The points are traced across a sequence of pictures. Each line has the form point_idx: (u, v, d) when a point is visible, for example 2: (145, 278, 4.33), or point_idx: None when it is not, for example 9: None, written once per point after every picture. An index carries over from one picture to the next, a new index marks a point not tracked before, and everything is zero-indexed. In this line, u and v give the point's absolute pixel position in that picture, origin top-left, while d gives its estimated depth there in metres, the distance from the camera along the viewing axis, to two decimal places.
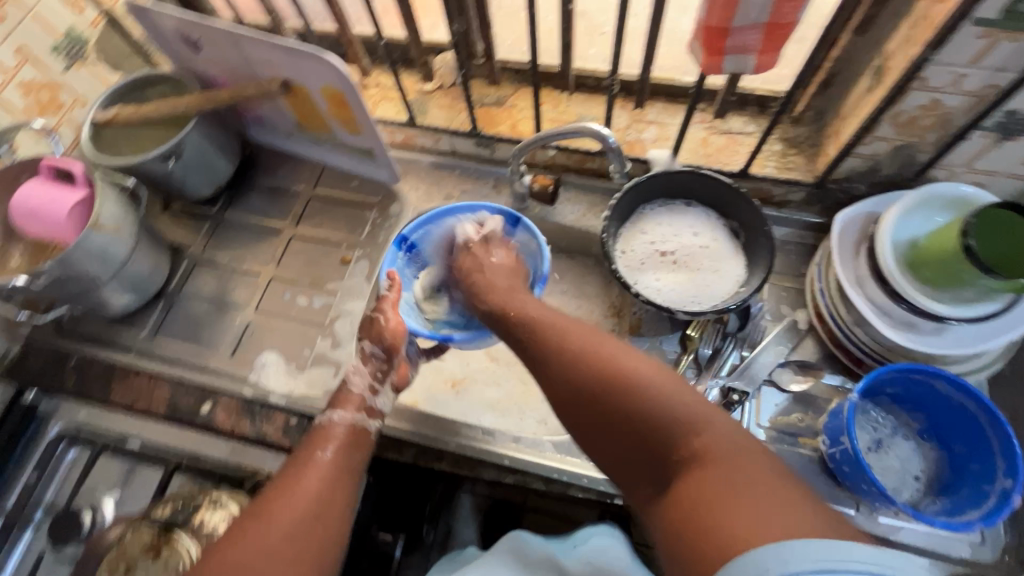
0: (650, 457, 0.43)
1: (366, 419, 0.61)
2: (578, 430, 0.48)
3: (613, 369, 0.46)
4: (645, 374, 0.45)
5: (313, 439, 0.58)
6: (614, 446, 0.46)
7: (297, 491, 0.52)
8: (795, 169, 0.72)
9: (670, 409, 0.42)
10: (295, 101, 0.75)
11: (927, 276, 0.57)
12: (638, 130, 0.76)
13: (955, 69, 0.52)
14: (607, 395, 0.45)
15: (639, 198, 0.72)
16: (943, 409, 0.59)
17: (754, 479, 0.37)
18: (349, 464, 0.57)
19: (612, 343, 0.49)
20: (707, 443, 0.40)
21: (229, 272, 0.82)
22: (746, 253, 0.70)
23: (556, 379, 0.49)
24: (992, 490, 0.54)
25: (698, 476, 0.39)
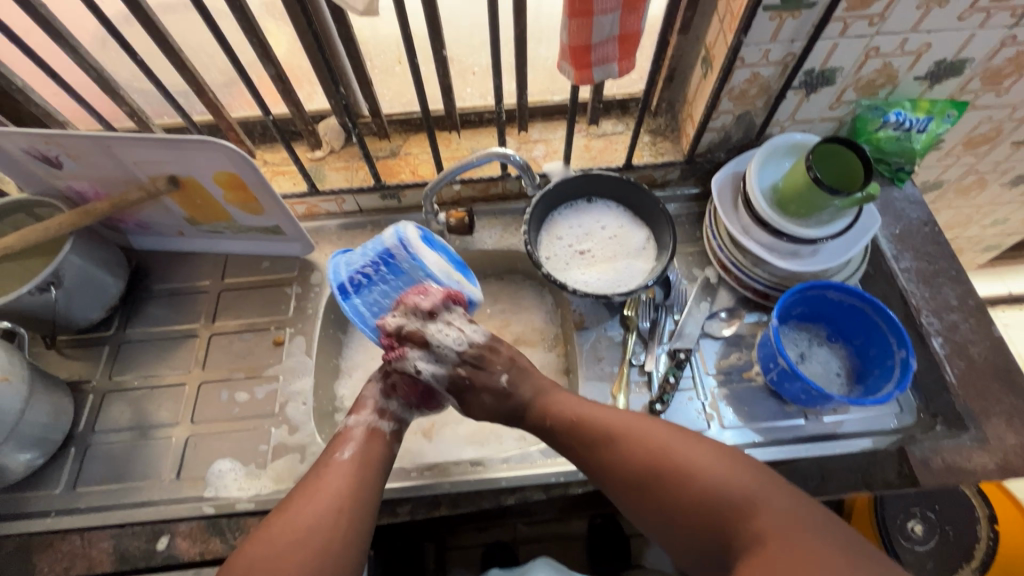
0: (708, 533, 0.48)
1: (381, 421, 0.60)
2: (639, 513, 0.52)
3: (655, 451, 0.52)
4: (693, 457, 0.51)
5: (334, 444, 0.57)
6: (674, 523, 0.50)
7: (315, 492, 0.51)
8: (667, 153, 0.83)
9: (722, 490, 0.48)
10: (184, 195, 0.73)
11: (794, 210, 0.69)
12: (528, 150, 0.83)
13: (762, 46, 0.65)
14: (659, 474, 0.51)
15: (547, 207, 0.79)
16: (840, 312, 0.71)
17: (819, 555, 0.42)
18: (373, 463, 0.55)
19: (661, 428, 0.54)
20: (765, 526, 0.45)
21: (146, 392, 0.75)
22: (649, 230, 0.79)
23: (611, 463, 0.54)
24: (894, 362, 0.66)
25: (759, 557, 0.44)
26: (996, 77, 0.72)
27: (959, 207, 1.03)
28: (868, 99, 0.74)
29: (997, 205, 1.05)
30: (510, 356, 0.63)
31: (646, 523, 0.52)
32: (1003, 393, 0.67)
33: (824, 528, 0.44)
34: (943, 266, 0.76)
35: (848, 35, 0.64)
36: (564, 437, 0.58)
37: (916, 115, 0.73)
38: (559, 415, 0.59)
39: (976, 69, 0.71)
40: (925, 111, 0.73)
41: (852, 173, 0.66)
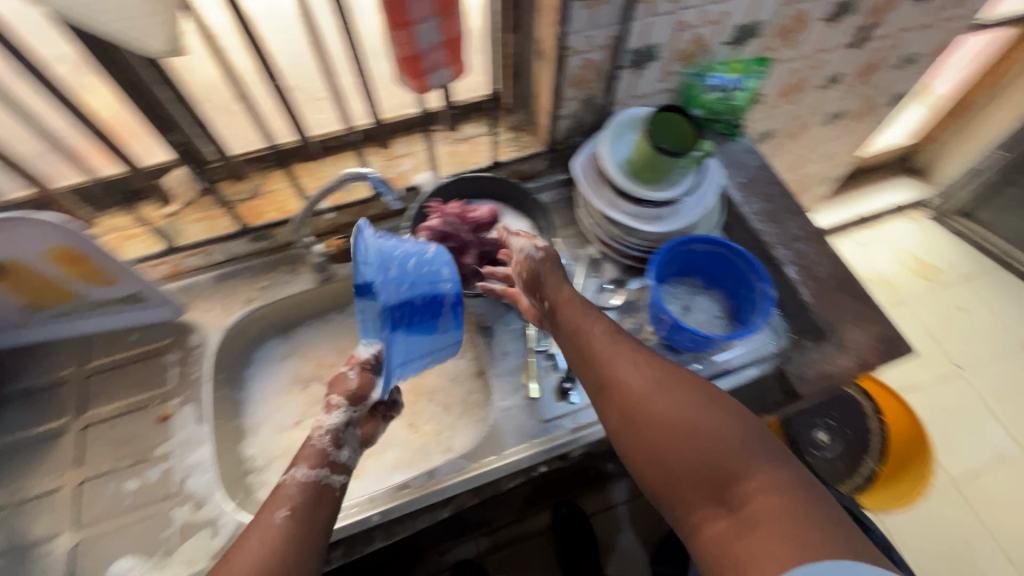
0: (703, 474, 0.49)
1: (332, 474, 0.55)
2: (633, 452, 0.53)
3: (679, 405, 0.52)
4: (710, 413, 0.51)
5: (268, 505, 0.50)
6: (668, 456, 0.50)
7: (241, 562, 0.45)
8: (529, 146, 0.87)
9: (729, 443, 0.49)
10: (14, 281, 0.65)
11: (648, 177, 0.75)
12: (396, 166, 0.83)
13: (585, 34, 0.69)
14: (675, 421, 0.51)
15: (425, 218, 0.79)
16: (707, 261, 0.78)
17: (800, 515, 0.44)
18: (313, 527, 0.49)
19: (688, 388, 0.53)
20: (757, 481, 0.47)
21: (13, 510, 0.65)
22: (528, 221, 0.82)
23: (633, 395, 0.54)
24: (758, 295, 0.73)
25: (751, 506, 0.46)
26: (787, 33, 0.83)
27: (793, 149, 1.16)
28: (690, 67, 0.82)
29: (823, 141, 1.19)
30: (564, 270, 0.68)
31: (634, 459, 0.53)
32: (851, 301, 0.76)
33: (815, 493, 0.46)
34: (784, 202, 0.85)
35: (656, 14, 0.70)
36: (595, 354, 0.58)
37: (732, 76, 0.81)
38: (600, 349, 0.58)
39: (770, 29, 0.81)
40: (738, 71, 0.82)
41: (686, 133, 0.72)
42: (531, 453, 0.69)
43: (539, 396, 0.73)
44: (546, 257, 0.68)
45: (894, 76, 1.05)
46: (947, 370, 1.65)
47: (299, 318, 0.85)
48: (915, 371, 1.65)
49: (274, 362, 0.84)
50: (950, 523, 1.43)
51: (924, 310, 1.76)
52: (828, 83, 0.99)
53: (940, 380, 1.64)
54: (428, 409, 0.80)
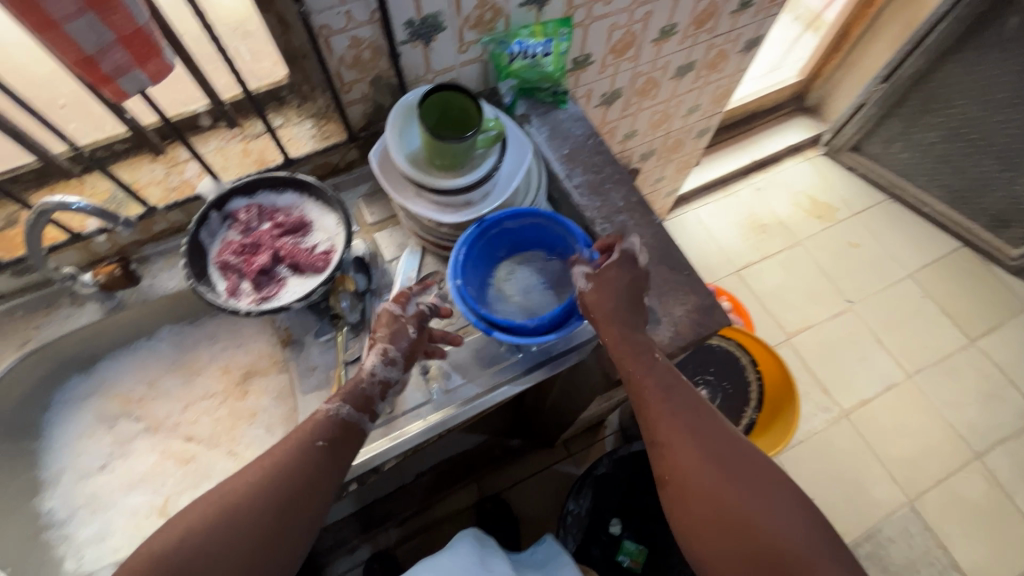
0: (743, 553, 0.52)
1: (366, 420, 0.60)
2: (678, 506, 0.57)
3: (730, 488, 0.54)
4: (762, 503, 0.53)
5: (310, 424, 0.58)
6: (712, 531, 0.54)
7: (265, 469, 0.55)
8: (333, 136, 0.80)
9: (778, 532, 0.52)
10: None
11: (441, 163, 0.68)
12: (178, 173, 0.75)
13: (337, 10, 0.62)
14: (726, 505, 0.54)
15: (213, 230, 0.73)
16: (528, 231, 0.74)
17: None
18: (344, 460, 0.57)
19: (747, 478, 0.55)
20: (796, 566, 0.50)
21: None
22: (333, 210, 0.76)
23: (684, 469, 0.57)
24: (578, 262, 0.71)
25: None
26: None
27: (649, 106, 1.12)
28: (489, 34, 0.75)
29: (680, 95, 1.15)
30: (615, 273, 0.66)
31: (679, 516, 0.57)
32: (668, 272, 0.74)
33: None
34: (609, 171, 0.81)
35: None
36: (667, 377, 0.62)
37: (535, 40, 0.76)
38: (659, 387, 0.61)
39: None
40: (542, 35, 0.76)
41: (465, 110, 0.67)
42: None
43: None
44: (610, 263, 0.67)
45: (734, 22, 1.00)
46: (840, 306, 1.71)
47: (98, 352, 0.77)
48: (811, 310, 1.70)
49: (76, 403, 0.76)
50: (842, 454, 1.50)
51: (820, 250, 1.80)
52: (662, 36, 0.94)
53: (834, 317, 1.69)
54: (247, 436, 0.75)
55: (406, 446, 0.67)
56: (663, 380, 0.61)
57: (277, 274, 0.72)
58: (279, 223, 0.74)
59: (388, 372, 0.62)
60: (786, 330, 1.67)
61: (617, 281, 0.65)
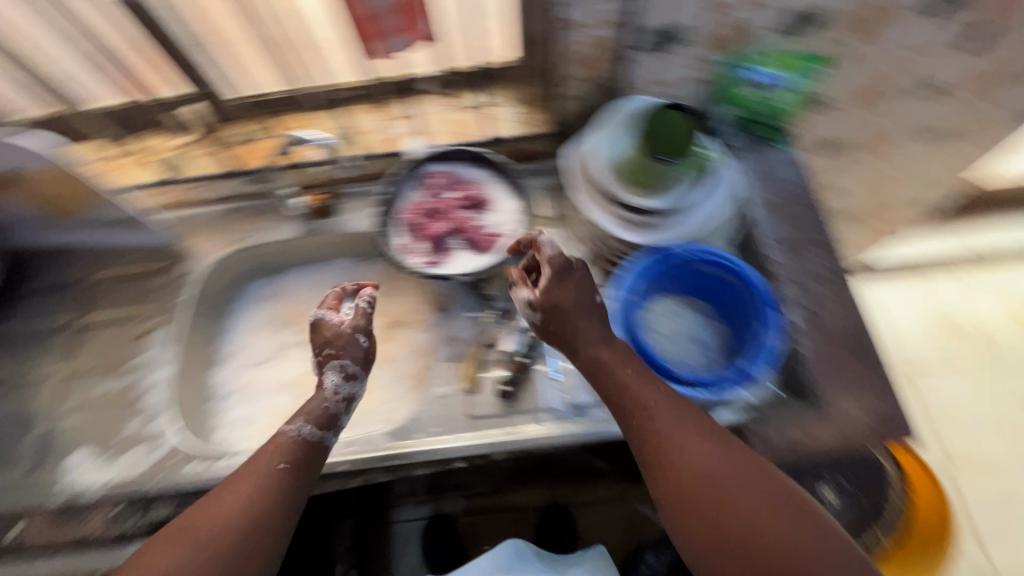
0: None
1: (325, 435, 0.60)
2: (695, 544, 0.48)
3: (765, 522, 0.46)
4: (790, 534, 0.46)
5: (262, 451, 0.56)
6: (743, 570, 0.46)
7: (229, 496, 0.52)
8: (535, 124, 0.81)
9: (817, 565, 0.44)
10: (30, 192, 0.71)
11: (637, 179, 0.66)
12: (391, 126, 0.81)
13: (591, 6, 0.61)
14: (755, 538, 0.46)
15: (409, 186, 0.78)
16: (712, 284, 0.70)
17: None
18: (304, 479, 0.56)
19: (777, 504, 0.47)
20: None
21: (19, 386, 0.77)
22: (517, 195, 0.77)
23: (699, 498, 0.48)
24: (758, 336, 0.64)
25: None
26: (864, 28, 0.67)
27: (880, 170, 0.95)
28: (730, 56, 0.70)
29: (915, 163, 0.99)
30: (556, 299, 0.60)
31: (697, 554, 0.48)
32: (854, 363, 0.66)
33: None
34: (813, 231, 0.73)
35: None
36: (631, 386, 0.56)
37: (777, 71, 0.70)
38: (632, 394, 0.56)
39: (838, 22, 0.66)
40: (787, 67, 0.70)
41: (670, 117, 0.63)
42: (449, 446, 0.66)
43: (476, 389, 0.73)
44: (557, 274, 0.61)
45: None
46: None
47: (285, 263, 0.88)
48: (989, 447, 1.41)
49: (257, 300, 0.87)
50: None
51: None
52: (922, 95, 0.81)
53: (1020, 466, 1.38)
54: (380, 378, 0.81)
55: (520, 446, 0.66)
56: (632, 386, 0.56)
57: (449, 243, 0.75)
58: (465, 196, 0.77)
59: (351, 387, 0.64)
60: (951, 457, 1.40)
61: (565, 303, 0.60)
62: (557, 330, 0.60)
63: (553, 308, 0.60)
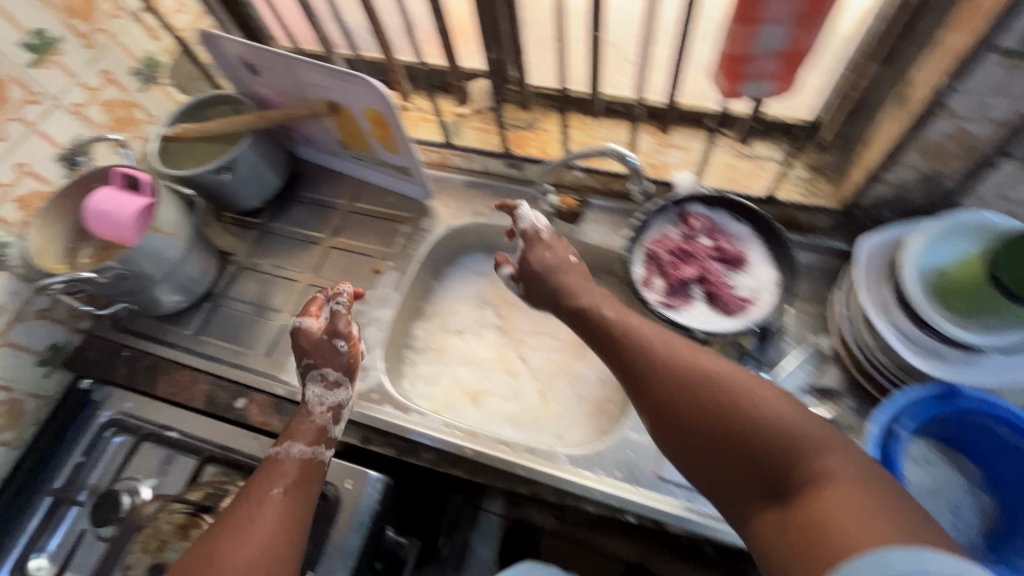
0: (768, 473, 0.44)
1: (321, 452, 0.62)
2: (684, 455, 0.50)
3: (770, 416, 0.46)
4: (769, 403, 0.47)
5: (265, 474, 0.59)
6: (727, 483, 0.47)
7: (253, 529, 0.54)
8: (821, 196, 0.73)
9: (784, 432, 0.45)
10: (340, 122, 0.82)
11: (958, 305, 0.56)
12: (663, 154, 0.78)
13: (981, 98, 0.52)
14: (737, 421, 0.47)
15: (664, 219, 0.74)
16: (1000, 452, 0.57)
17: (884, 505, 0.39)
18: (307, 499, 0.58)
19: (776, 392, 0.48)
20: (827, 468, 0.42)
21: (269, 277, 0.88)
22: (776, 266, 0.70)
23: (681, 412, 0.50)
24: None
25: (823, 501, 0.41)
26: None
27: None
28: None
29: None
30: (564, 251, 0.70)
31: (687, 466, 0.50)
32: None
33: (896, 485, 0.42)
34: None
35: None
36: (625, 319, 0.59)
37: None
38: (612, 322, 0.59)
39: None
40: None
41: None
42: (629, 497, 0.64)
43: None
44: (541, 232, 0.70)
45: None
46: None
47: (510, 247, 0.90)
48: None
49: (469, 272, 0.91)
50: None
51: None
52: None
53: None
54: (562, 392, 0.80)
55: (702, 529, 0.62)
56: (608, 319, 0.60)
57: (689, 291, 0.71)
58: (720, 247, 0.72)
59: (334, 395, 0.68)
60: None
61: (553, 269, 0.68)
62: (544, 282, 0.68)
63: (554, 283, 0.67)
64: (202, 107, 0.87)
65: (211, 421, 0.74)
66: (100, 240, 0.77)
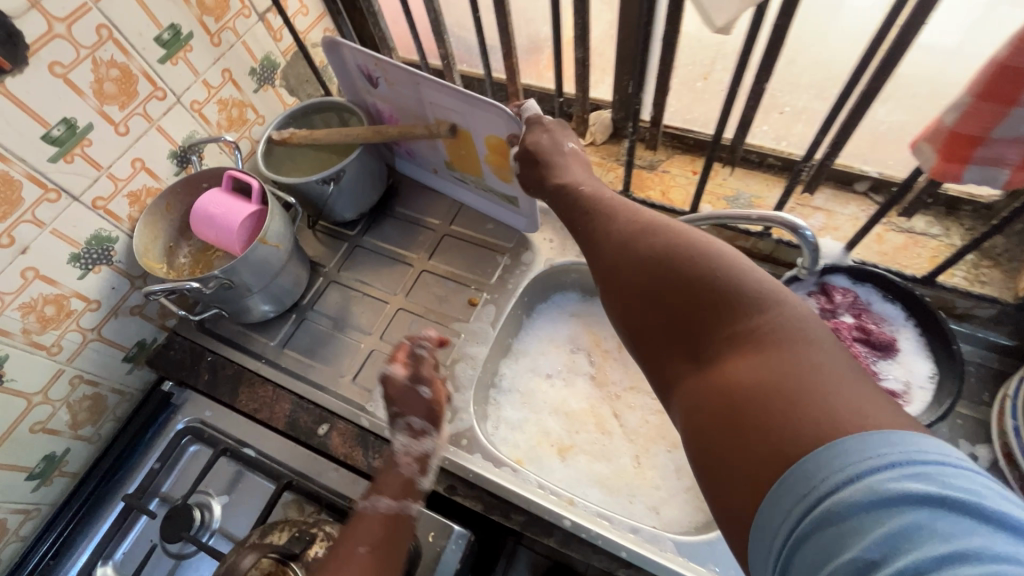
0: (711, 338, 0.40)
1: (410, 506, 0.58)
2: (641, 326, 0.46)
3: (716, 283, 0.41)
4: (740, 264, 0.41)
5: (353, 531, 0.55)
6: (673, 336, 0.43)
7: None
8: (988, 283, 0.65)
9: (746, 290, 0.40)
10: (454, 144, 0.78)
11: None
12: (804, 215, 0.71)
13: None
14: (696, 289, 0.42)
15: (803, 290, 0.67)
16: None
17: (844, 378, 0.34)
18: (394, 556, 0.54)
19: (698, 250, 0.43)
20: (764, 323, 0.38)
21: (357, 293, 0.84)
22: (935, 361, 0.61)
23: (630, 277, 0.46)
24: None
25: (765, 357, 0.36)
26: None
27: None
28: None
29: None
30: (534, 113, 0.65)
31: (643, 346, 0.46)
32: None
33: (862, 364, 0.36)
34: None
35: None
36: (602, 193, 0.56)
37: None
38: (587, 194, 0.56)
39: None
40: None
41: None
42: None
43: None
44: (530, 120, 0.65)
45: None
46: None
47: None
48: None
49: (563, 312, 0.85)
50: None
51: None
52: None
53: None
54: (660, 461, 0.73)
55: None
56: (584, 191, 0.56)
57: None
58: (866, 329, 0.64)
59: (420, 444, 0.62)
60: None
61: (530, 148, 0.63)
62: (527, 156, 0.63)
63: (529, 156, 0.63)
64: (310, 113, 0.84)
65: (292, 445, 0.71)
66: (200, 241, 0.75)
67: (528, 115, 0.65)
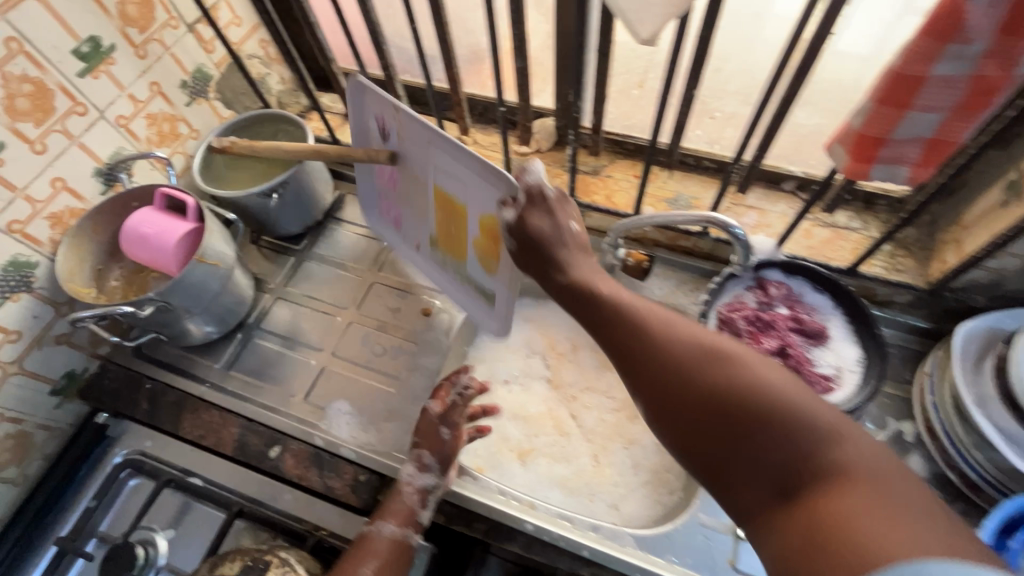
0: (763, 459, 0.38)
1: (411, 534, 0.60)
2: (668, 425, 0.43)
3: (762, 398, 0.38)
4: (780, 376, 0.40)
5: (357, 553, 0.59)
6: (713, 444, 0.40)
7: None
8: (905, 271, 0.70)
9: (794, 406, 0.38)
10: (445, 217, 0.68)
11: None
12: (738, 214, 0.75)
13: None
14: (740, 405, 0.39)
15: (739, 283, 0.70)
16: None
17: (903, 501, 0.34)
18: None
19: (729, 362, 0.41)
20: (843, 457, 0.36)
21: (305, 309, 0.82)
22: (859, 343, 0.66)
23: (661, 382, 0.43)
24: None
25: (834, 489, 0.35)
26: None
27: None
28: None
29: None
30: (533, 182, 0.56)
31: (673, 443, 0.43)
32: None
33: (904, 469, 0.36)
34: None
35: None
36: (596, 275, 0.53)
37: None
38: (587, 280, 0.52)
39: None
40: None
41: None
42: None
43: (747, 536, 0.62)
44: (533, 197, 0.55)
45: None
46: None
47: None
48: None
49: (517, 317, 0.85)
50: None
51: None
52: None
53: None
54: (617, 458, 0.74)
55: None
56: (580, 274, 0.53)
57: None
58: (799, 318, 0.68)
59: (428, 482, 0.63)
60: None
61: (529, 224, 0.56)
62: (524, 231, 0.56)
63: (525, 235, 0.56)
64: (249, 125, 0.82)
65: (241, 470, 0.69)
66: (132, 263, 0.71)
67: (534, 185, 0.56)
